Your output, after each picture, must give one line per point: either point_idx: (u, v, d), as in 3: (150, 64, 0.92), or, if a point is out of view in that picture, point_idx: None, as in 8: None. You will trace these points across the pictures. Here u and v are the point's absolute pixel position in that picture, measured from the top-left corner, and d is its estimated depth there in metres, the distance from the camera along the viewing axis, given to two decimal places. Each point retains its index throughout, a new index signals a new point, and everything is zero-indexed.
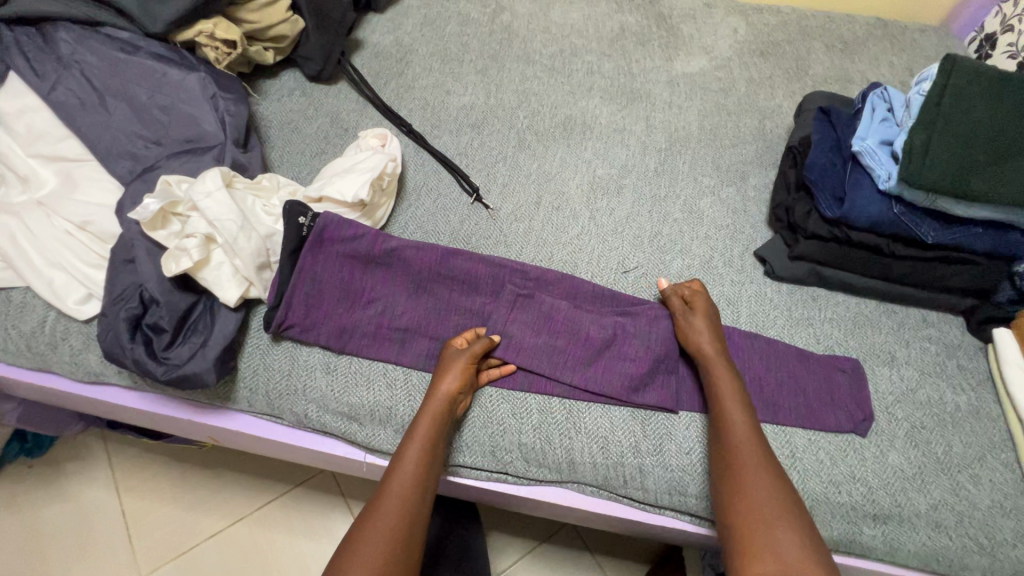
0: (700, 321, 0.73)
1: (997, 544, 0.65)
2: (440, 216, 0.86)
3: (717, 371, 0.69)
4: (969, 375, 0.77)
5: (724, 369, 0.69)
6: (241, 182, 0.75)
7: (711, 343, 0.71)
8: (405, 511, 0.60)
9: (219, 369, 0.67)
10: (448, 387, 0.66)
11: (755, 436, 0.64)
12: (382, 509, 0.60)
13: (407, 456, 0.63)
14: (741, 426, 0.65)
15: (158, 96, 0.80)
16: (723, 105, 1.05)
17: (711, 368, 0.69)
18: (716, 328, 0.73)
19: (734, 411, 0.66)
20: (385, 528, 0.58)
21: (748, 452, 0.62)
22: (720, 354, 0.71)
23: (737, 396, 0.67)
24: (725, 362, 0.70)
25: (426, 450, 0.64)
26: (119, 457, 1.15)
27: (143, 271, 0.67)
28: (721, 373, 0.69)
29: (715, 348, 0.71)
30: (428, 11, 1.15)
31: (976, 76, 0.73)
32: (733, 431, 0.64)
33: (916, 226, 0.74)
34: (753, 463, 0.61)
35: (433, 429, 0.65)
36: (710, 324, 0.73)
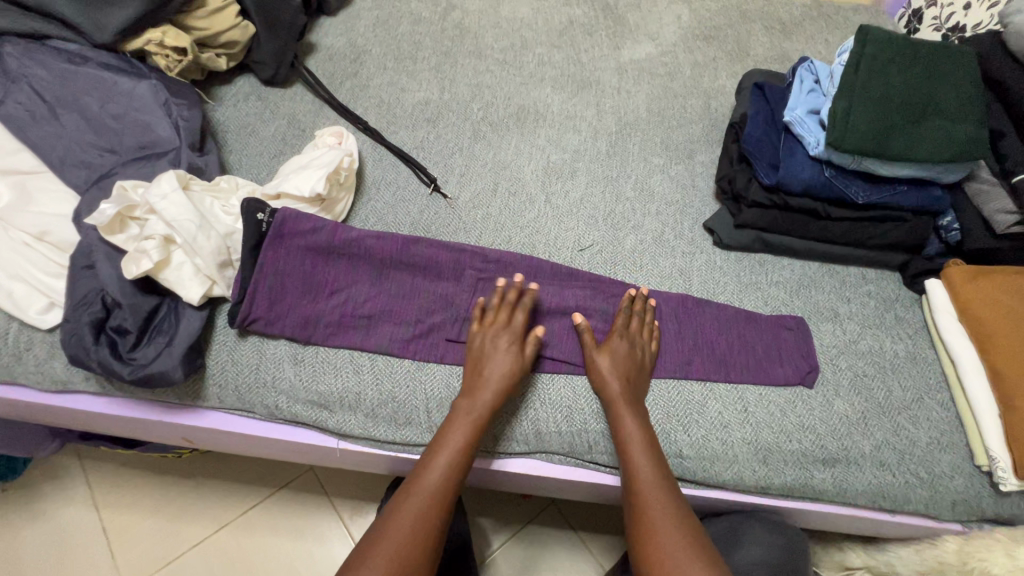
0: (606, 362, 0.72)
1: (935, 477, 0.71)
2: (400, 207, 0.88)
3: (623, 418, 0.68)
4: (907, 325, 0.82)
5: (630, 413, 0.69)
6: (198, 184, 0.77)
7: (618, 384, 0.70)
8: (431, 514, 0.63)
9: (186, 367, 0.68)
10: (503, 386, 0.69)
11: (662, 479, 0.66)
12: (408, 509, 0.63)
13: (443, 456, 0.66)
14: (647, 472, 0.66)
15: (110, 105, 0.81)
16: (669, 88, 1.10)
17: (617, 414, 0.69)
18: (632, 359, 0.72)
19: (639, 454, 0.67)
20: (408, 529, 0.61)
21: (654, 498, 0.65)
22: (628, 394, 0.70)
23: (633, 410, 0.69)
24: (633, 401, 0.70)
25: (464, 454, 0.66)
26: (96, 474, 1.15)
27: (103, 276, 0.68)
28: (627, 420, 0.68)
29: (622, 390, 0.70)
30: (379, 13, 1.17)
31: (889, 44, 0.78)
32: (638, 476, 0.66)
33: (847, 188, 0.79)
34: (651, 486, 0.65)
35: (475, 430, 0.67)
36: (620, 360, 0.72)
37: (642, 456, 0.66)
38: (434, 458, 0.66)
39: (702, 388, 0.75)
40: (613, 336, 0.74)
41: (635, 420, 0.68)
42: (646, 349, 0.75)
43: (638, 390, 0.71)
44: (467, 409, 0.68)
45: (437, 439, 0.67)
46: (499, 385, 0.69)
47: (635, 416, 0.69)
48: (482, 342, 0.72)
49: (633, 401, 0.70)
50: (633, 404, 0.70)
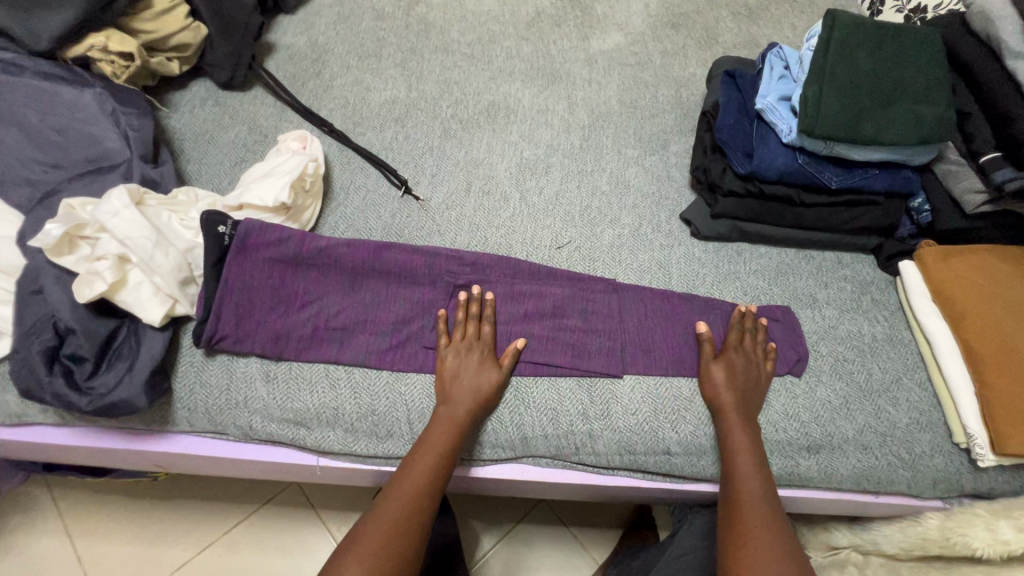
0: (720, 374, 0.71)
1: (916, 457, 0.72)
2: (371, 212, 0.85)
3: (734, 427, 0.68)
4: (883, 307, 0.82)
5: (741, 425, 0.68)
6: (153, 198, 0.73)
7: (730, 396, 0.70)
8: (395, 536, 0.60)
9: (150, 393, 0.64)
10: (474, 403, 0.68)
11: (764, 492, 0.65)
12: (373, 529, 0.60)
13: (413, 473, 0.64)
14: (751, 485, 0.65)
15: (52, 117, 0.76)
16: (640, 78, 1.08)
17: (727, 422, 0.69)
18: (744, 374, 0.72)
19: (747, 468, 0.66)
20: (373, 550, 0.58)
21: (754, 508, 0.63)
22: (739, 407, 0.69)
23: (744, 421, 0.69)
24: (745, 415, 0.69)
25: (433, 475, 0.64)
26: (66, 503, 1.09)
27: (53, 301, 0.64)
28: (737, 430, 0.68)
29: (735, 403, 0.70)
30: (340, 9, 1.13)
31: (856, 28, 0.78)
32: (740, 488, 0.65)
33: (821, 174, 0.79)
34: (754, 499, 0.64)
35: (446, 446, 0.66)
36: (735, 373, 0.72)
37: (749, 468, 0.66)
38: (405, 474, 0.64)
39: (687, 382, 0.75)
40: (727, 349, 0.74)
41: (746, 431, 0.68)
42: (761, 366, 0.74)
43: (750, 406, 0.71)
44: (437, 427, 0.67)
45: (405, 463, 0.66)
46: (471, 401, 0.68)
47: (746, 429, 0.68)
48: (450, 358, 0.71)
49: (743, 412, 0.69)
50: (743, 417, 0.69)
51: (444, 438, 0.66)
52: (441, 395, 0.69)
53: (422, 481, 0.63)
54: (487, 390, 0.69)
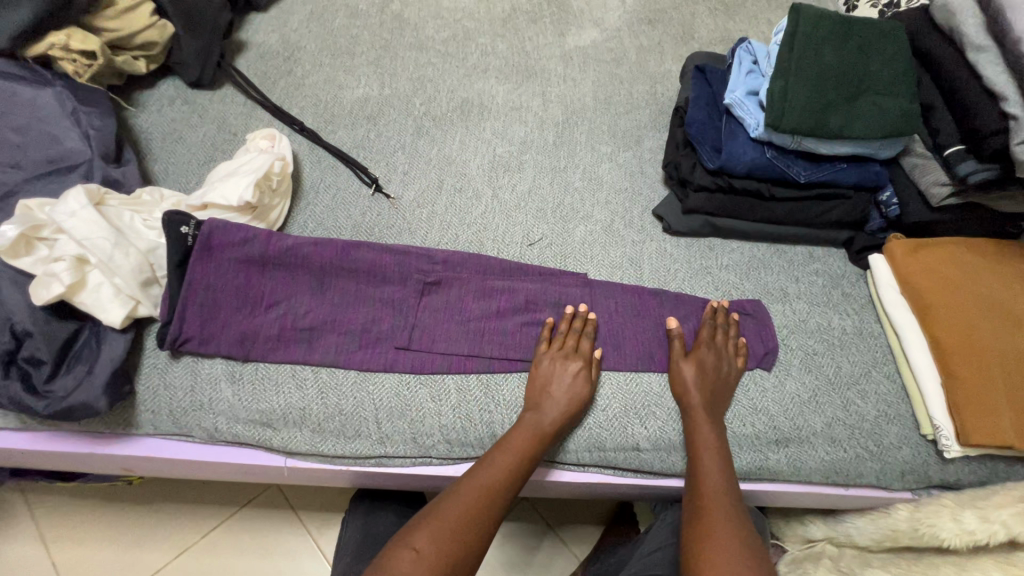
0: (690, 371, 0.71)
1: (884, 449, 0.72)
2: (341, 210, 0.85)
3: (699, 424, 0.68)
4: (853, 301, 0.83)
5: (707, 422, 0.69)
6: (115, 198, 0.71)
7: (698, 395, 0.70)
8: (468, 524, 0.60)
9: (111, 396, 0.63)
10: (565, 412, 0.68)
11: (728, 489, 0.65)
12: (447, 514, 0.60)
13: (491, 469, 0.64)
14: (716, 484, 0.65)
15: (11, 116, 0.74)
16: (615, 74, 1.08)
17: (694, 418, 0.69)
18: (716, 372, 0.72)
19: (711, 464, 0.66)
20: (445, 533, 0.58)
21: (717, 503, 0.63)
22: (707, 407, 0.69)
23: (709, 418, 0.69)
24: (713, 414, 0.69)
25: (511, 475, 0.64)
26: (41, 508, 1.08)
27: (10, 303, 0.63)
28: (702, 425, 0.68)
29: (703, 401, 0.69)
30: (313, 7, 1.12)
31: (822, 22, 0.78)
32: (705, 487, 0.65)
33: (789, 168, 0.79)
34: (716, 496, 0.64)
35: (529, 449, 0.66)
36: (705, 371, 0.71)
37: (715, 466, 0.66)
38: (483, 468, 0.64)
39: (658, 378, 0.75)
40: (699, 347, 0.73)
41: (712, 429, 0.68)
42: (732, 365, 0.74)
43: (717, 406, 0.70)
44: (521, 429, 0.67)
45: (485, 456, 0.66)
46: (564, 407, 0.68)
47: (711, 425, 0.68)
48: (549, 365, 0.71)
49: (711, 411, 0.69)
50: (711, 416, 0.69)
51: (523, 436, 0.66)
52: (535, 399, 0.69)
53: (501, 477, 0.63)
54: (581, 394, 0.69)
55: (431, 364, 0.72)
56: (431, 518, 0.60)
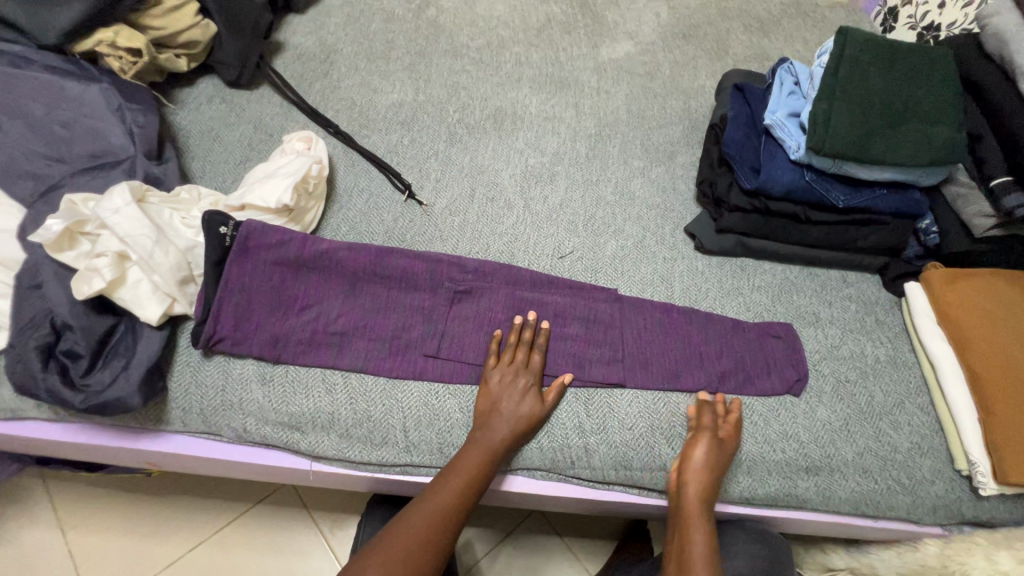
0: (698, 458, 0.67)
1: (917, 482, 0.71)
2: (374, 215, 0.85)
3: (693, 519, 0.66)
4: (887, 328, 0.81)
5: (700, 518, 0.66)
6: (156, 196, 0.72)
7: (694, 490, 0.66)
8: (416, 552, 0.62)
9: (145, 392, 0.64)
10: (514, 432, 0.68)
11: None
12: (395, 543, 0.62)
13: (441, 495, 0.64)
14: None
15: (57, 111, 0.76)
16: (649, 88, 1.08)
17: (688, 514, 0.66)
18: (723, 462, 0.68)
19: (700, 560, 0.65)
20: (394, 560, 0.61)
21: None
22: (704, 504, 0.66)
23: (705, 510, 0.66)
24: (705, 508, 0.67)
25: (458, 498, 0.64)
26: (60, 496, 1.09)
27: (52, 296, 0.64)
28: (695, 524, 0.66)
29: (700, 494, 0.66)
30: (350, 10, 1.12)
31: (869, 46, 0.77)
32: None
33: (828, 192, 0.78)
34: None
35: (478, 472, 0.65)
36: (712, 460, 0.67)
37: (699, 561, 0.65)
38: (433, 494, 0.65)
39: (687, 399, 0.74)
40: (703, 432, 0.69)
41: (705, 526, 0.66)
42: (728, 451, 0.69)
43: (715, 495, 0.68)
44: (471, 451, 0.66)
45: (437, 479, 0.66)
46: (510, 426, 0.68)
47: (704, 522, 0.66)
48: (496, 384, 0.70)
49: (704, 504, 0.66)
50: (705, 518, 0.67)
51: (472, 458, 0.66)
52: (484, 420, 0.68)
53: (450, 501, 0.64)
54: (524, 414, 0.69)
55: (460, 375, 0.72)
56: (382, 544, 0.62)
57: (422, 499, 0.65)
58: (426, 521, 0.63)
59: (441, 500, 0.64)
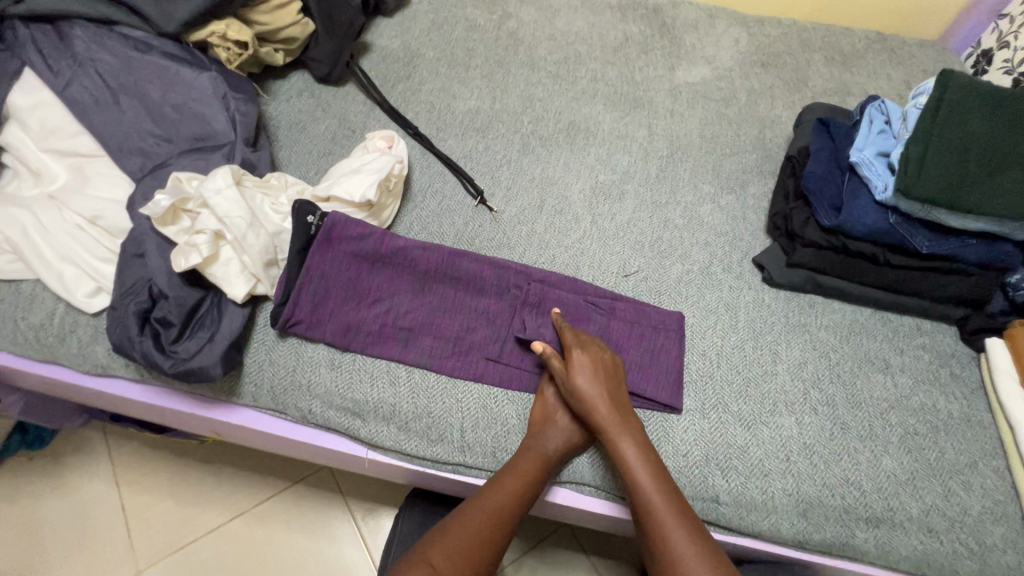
0: (585, 386, 0.68)
1: (986, 550, 0.67)
2: (445, 217, 0.87)
3: (620, 440, 0.67)
4: (962, 384, 0.78)
5: (626, 435, 0.67)
6: (251, 180, 0.77)
7: (603, 410, 0.69)
8: (472, 549, 0.63)
9: (225, 364, 0.68)
10: (567, 444, 0.69)
11: (673, 499, 0.64)
12: (449, 539, 0.63)
13: (494, 497, 0.65)
14: (652, 488, 0.64)
15: (170, 94, 0.81)
16: (724, 114, 1.07)
17: (611, 433, 0.68)
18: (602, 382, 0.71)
19: (643, 474, 0.64)
20: (455, 553, 0.62)
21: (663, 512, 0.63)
22: (615, 420, 0.68)
23: (621, 425, 0.68)
24: (624, 421, 0.69)
25: (512, 500, 0.65)
26: (118, 452, 1.15)
27: (152, 266, 0.68)
28: (623, 441, 0.67)
29: (610, 415, 0.69)
30: (435, 17, 1.16)
31: (971, 91, 0.75)
32: (642, 490, 0.64)
33: (912, 237, 0.76)
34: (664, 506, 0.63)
35: (532, 479, 0.66)
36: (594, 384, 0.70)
37: (647, 479, 0.64)
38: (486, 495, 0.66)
39: (744, 432, 0.72)
40: (572, 354, 0.71)
41: (632, 441, 0.67)
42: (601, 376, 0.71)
43: (622, 412, 0.70)
44: (526, 456, 0.67)
45: (494, 478, 0.67)
46: (564, 439, 0.69)
47: (632, 439, 0.67)
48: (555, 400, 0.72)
49: (623, 419, 0.69)
50: (627, 431, 0.68)
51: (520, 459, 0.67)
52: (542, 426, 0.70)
53: (503, 504, 0.65)
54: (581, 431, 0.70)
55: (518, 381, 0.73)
56: (440, 536, 0.64)
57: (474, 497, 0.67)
58: (480, 520, 0.64)
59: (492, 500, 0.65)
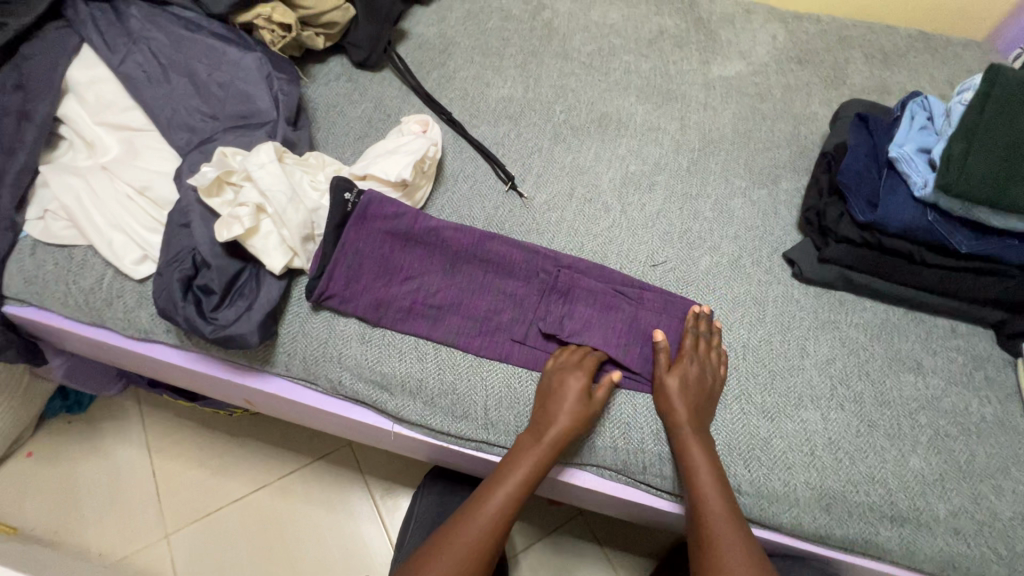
0: (672, 386, 0.70)
1: (1016, 556, 0.66)
2: (476, 201, 0.89)
3: (691, 445, 0.67)
4: (996, 388, 0.76)
5: (697, 441, 0.67)
6: (291, 157, 0.79)
7: (685, 412, 0.68)
8: (494, 526, 0.65)
9: (261, 333, 0.70)
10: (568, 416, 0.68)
11: (729, 508, 0.65)
12: (464, 531, 0.64)
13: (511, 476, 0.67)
14: (716, 503, 0.64)
15: (217, 72, 0.84)
16: (758, 109, 1.06)
17: (682, 436, 0.67)
18: (699, 385, 0.70)
19: (707, 481, 0.65)
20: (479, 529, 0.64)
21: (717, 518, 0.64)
22: (694, 423, 0.68)
23: (697, 429, 0.68)
24: (700, 433, 0.68)
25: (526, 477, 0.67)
26: (151, 420, 1.20)
27: (197, 236, 0.71)
28: (693, 447, 0.67)
29: (690, 420, 0.68)
30: (471, 6, 1.18)
31: (1020, 86, 0.73)
32: (706, 504, 0.64)
33: (950, 235, 0.74)
34: (718, 512, 0.64)
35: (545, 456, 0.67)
36: (696, 386, 0.70)
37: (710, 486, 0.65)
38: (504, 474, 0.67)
39: (768, 424, 0.72)
40: (683, 359, 0.72)
41: (703, 449, 0.67)
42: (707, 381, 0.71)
43: (705, 418, 0.69)
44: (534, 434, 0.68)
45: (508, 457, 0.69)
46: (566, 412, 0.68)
47: (702, 446, 0.67)
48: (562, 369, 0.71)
49: (700, 429, 0.68)
50: (700, 435, 0.68)
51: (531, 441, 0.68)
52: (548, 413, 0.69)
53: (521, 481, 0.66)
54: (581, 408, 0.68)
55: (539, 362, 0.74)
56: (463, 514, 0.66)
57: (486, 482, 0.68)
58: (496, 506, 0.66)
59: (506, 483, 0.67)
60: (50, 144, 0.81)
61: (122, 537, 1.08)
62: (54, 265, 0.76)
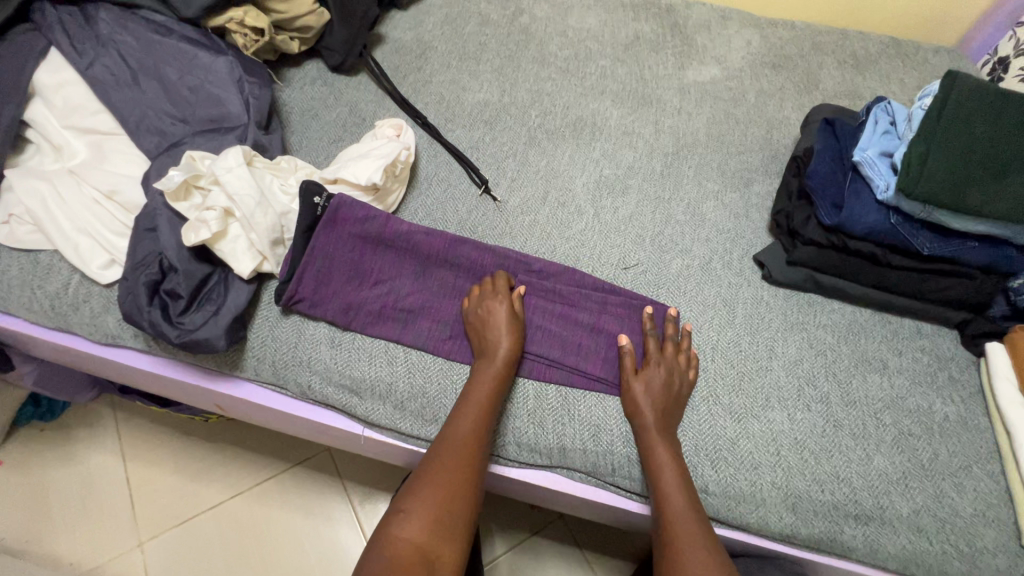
0: (639, 390, 0.71)
1: (977, 552, 0.67)
2: (449, 205, 0.89)
3: (656, 445, 0.67)
4: (959, 387, 0.78)
5: (662, 441, 0.68)
6: (261, 161, 0.79)
7: (651, 412, 0.69)
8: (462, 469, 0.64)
9: (229, 337, 0.70)
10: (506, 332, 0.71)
11: (692, 508, 0.65)
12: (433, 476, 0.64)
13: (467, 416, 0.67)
14: (679, 502, 0.65)
15: (187, 76, 0.84)
16: (732, 114, 1.07)
17: (648, 434, 0.68)
18: (666, 382, 0.71)
19: (671, 482, 0.65)
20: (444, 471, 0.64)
21: (680, 516, 0.64)
22: (660, 421, 0.69)
23: (661, 428, 0.68)
24: (666, 432, 0.68)
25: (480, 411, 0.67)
26: (126, 427, 1.19)
27: (163, 240, 0.71)
28: (658, 446, 0.67)
29: (656, 420, 0.69)
30: (449, 11, 1.18)
31: (976, 92, 0.75)
32: (670, 505, 0.65)
33: (913, 237, 0.76)
34: (682, 511, 0.64)
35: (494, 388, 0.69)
36: (664, 388, 0.71)
37: (673, 484, 0.65)
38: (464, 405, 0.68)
39: (735, 425, 0.72)
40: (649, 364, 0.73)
41: (667, 448, 0.67)
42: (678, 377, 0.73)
43: (671, 419, 0.70)
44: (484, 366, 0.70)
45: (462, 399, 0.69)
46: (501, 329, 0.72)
47: (666, 444, 0.68)
48: (507, 315, 0.73)
49: (665, 431, 0.68)
50: (665, 432, 0.68)
51: (489, 403, 0.68)
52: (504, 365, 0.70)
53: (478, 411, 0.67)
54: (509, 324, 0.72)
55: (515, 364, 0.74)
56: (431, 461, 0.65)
57: (451, 429, 0.66)
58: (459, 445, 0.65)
59: (471, 430, 0.66)
60: (17, 147, 0.81)
61: (94, 545, 1.07)
62: (19, 270, 0.75)
